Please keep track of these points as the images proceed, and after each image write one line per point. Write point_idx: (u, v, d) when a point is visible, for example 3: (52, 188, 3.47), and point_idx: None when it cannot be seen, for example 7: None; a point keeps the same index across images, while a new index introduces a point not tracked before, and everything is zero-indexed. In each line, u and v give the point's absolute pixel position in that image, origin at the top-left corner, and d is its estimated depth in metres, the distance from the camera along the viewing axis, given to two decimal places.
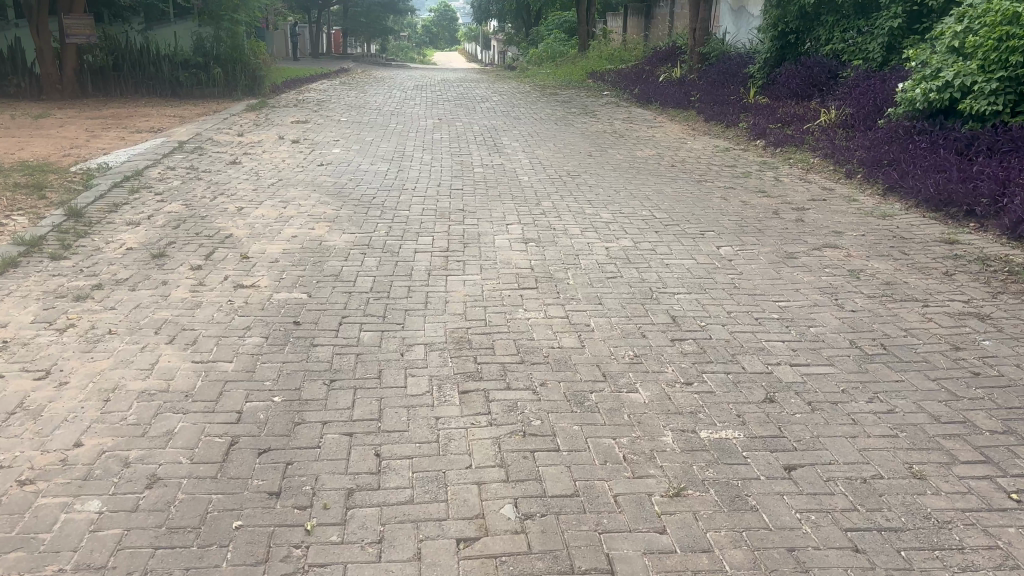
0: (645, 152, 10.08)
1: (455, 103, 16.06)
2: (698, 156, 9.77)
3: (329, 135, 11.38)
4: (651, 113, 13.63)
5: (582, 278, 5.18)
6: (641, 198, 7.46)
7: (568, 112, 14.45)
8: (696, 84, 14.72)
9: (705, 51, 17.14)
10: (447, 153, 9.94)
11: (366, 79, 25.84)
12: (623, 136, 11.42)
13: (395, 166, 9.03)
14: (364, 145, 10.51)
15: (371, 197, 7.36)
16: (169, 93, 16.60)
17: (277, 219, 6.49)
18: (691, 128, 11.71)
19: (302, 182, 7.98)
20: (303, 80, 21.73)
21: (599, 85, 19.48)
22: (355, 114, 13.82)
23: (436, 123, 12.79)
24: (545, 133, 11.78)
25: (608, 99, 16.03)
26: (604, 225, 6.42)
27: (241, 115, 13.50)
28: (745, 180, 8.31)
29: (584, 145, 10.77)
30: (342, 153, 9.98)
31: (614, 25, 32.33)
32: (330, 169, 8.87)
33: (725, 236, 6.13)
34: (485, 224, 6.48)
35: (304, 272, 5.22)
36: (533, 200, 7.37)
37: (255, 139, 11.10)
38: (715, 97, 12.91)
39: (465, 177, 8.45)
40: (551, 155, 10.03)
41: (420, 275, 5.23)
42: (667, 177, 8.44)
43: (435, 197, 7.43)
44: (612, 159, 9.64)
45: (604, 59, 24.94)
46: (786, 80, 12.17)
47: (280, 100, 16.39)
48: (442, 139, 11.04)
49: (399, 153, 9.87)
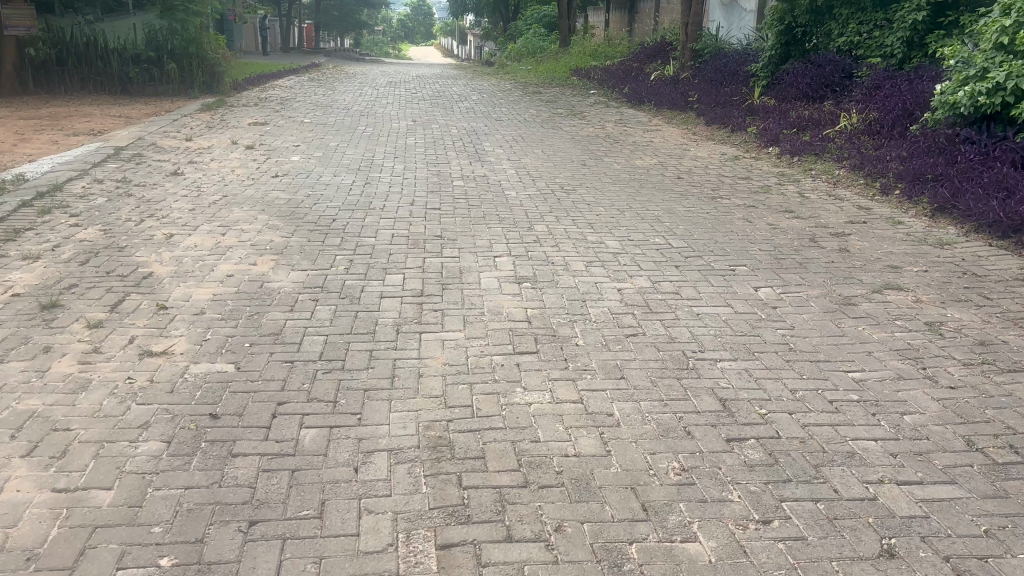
0: (645, 161, 9.01)
1: (431, 102, 14.90)
2: (706, 166, 8.71)
3: (290, 140, 10.19)
4: (645, 114, 12.57)
5: (594, 337, 4.05)
6: (649, 219, 6.36)
7: (554, 113, 13.35)
8: (693, 83, 13.67)
9: (697, 47, 16.10)
10: (422, 161, 8.81)
11: (337, 75, 24.54)
12: (618, 141, 10.33)
13: (362, 178, 7.89)
14: (327, 152, 9.33)
15: (332, 218, 6.21)
16: (119, 90, 15.32)
17: (212, 252, 5.30)
18: (692, 133, 10.65)
19: (251, 200, 6.79)
20: (268, 77, 20.44)
21: (584, 83, 18.39)
22: (321, 115, 12.63)
23: (411, 126, 11.63)
24: (531, 137, 10.67)
25: (596, 99, 14.95)
26: (612, 259, 5.31)
27: (194, 116, 12.26)
28: (764, 196, 7.25)
29: (574, 151, 9.66)
30: (302, 161, 8.80)
31: (596, 20, 31.26)
32: (287, 182, 7.69)
33: (760, 273, 5.05)
34: (467, 256, 5.35)
35: (236, 332, 4.05)
36: (523, 223, 6.25)
37: (205, 144, 9.88)
38: (715, 96, 11.87)
39: (443, 192, 7.32)
40: (539, 164, 8.92)
41: (387, 332, 4.09)
42: (675, 193, 7.36)
43: (408, 218, 6.29)
44: (609, 170, 8.53)
45: (588, 56, 23.88)
46: (794, 80, 11.14)
47: (240, 98, 15.13)
48: (416, 145, 9.90)
49: (367, 162, 8.70)
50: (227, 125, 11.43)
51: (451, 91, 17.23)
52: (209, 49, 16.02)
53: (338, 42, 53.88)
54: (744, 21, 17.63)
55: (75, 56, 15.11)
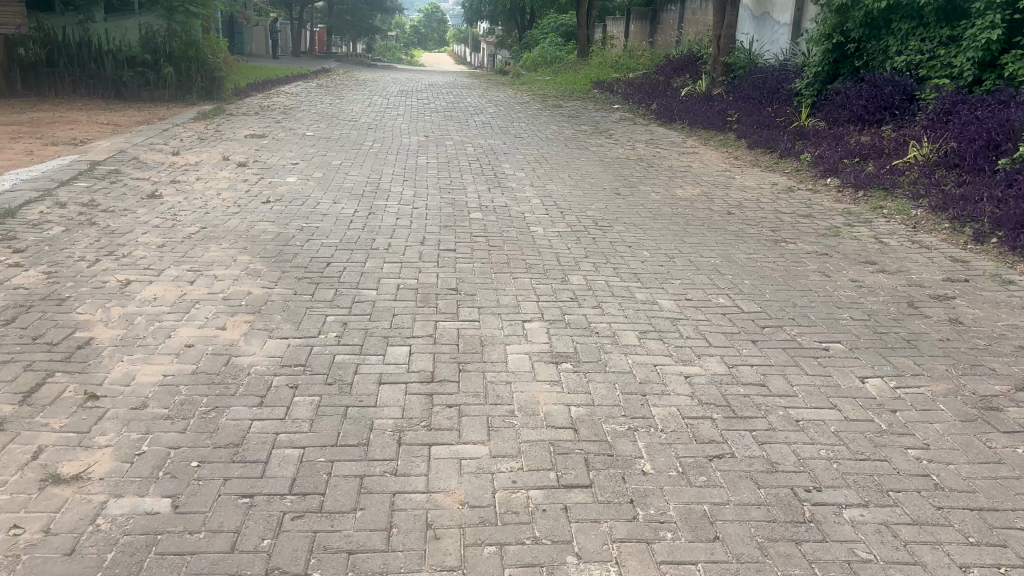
0: (688, 191, 7.96)
1: (444, 114, 13.89)
2: (757, 200, 7.67)
3: (288, 157, 9.20)
4: (678, 134, 11.53)
5: (667, 460, 2.98)
6: (706, 271, 5.31)
7: (579, 130, 12.32)
8: (729, 100, 12.63)
9: (730, 62, 15.07)
10: (435, 186, 7.80)
11: (347, 81, 23.61)
12: (653, 166, 9.29)
13: (367, 207, 6.87)
14: (329, 172, 8.32)
15: (327, 261, 5.18)
16: (112, 94, 14.36)
17: (172, 310, 4.26)
18: (734, 159, 9.62)
19: (233, 235, 5.77)
20: (273, 82, 19.48)
21: (608, 96, 17.37)
22: (325, 128, 11.64)
23: (422, 142, 10.61)
24: (556, 159, 9.62)
25: (621, 115, 13.92)
26: (671, 328, 4.25)
27: (187, 126, 11.26)
28: (835, 240, 6.20)
29: (605, 176, 8.63)
30: (300, 183, 7.80)
31: (614, 29, 30.28)
32: (279, 210, 6.68)
33: (862, 355, 3.98)
34: (490, 320, 4.30)
35: (182, 441, 3.00)
36: (556, 271, 5.21)
37: (193, 159, 8.87)
38: (757, 116, 10.83)
39: (461, 227, 6.28)
40: (568, 191, 7.88)
41: (388, 444, 3.04)
42: (730, 234, 6.31)
43: (417, 261, 5.26)
44: (647, 202, 7.48)
45: (608, 67, 22.91)
46: (847, 102, 10.08)
47: (242, 106, 14.17)
48: (428, 165, 8.88)
49: (374, 186, 7.70)
50: (222, 137, 10.43)
51: (466, 103, 16.23)
52: (210, 53, 15.05)
53: (350, 47, 53.11)
54: (776, 36, 16.66)
55: (67, 56, 14.14)
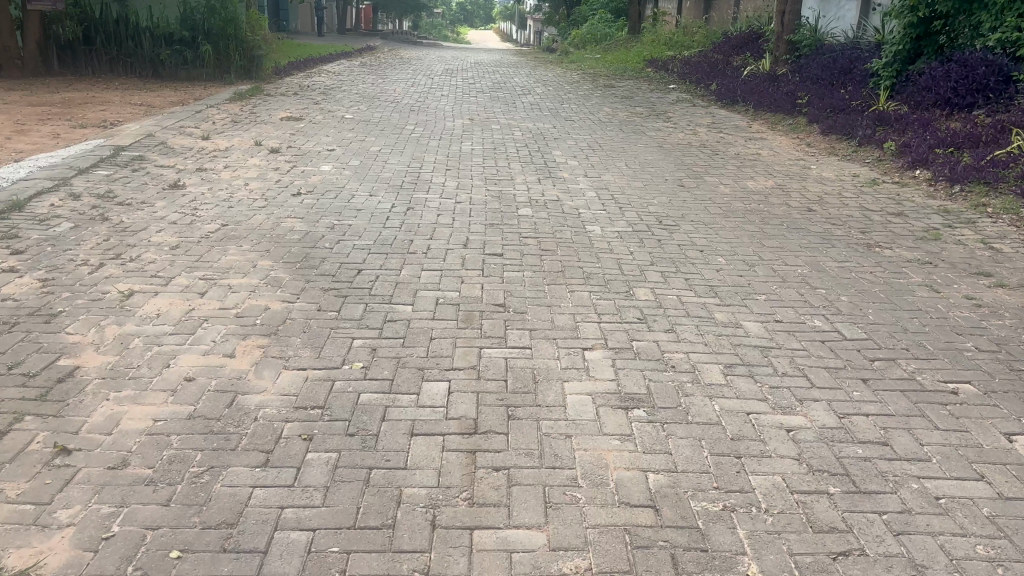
0: (759, 183, 7.19)
1: (490, 95, 13.21)
2: (839, 194, 6.87)
3: (324, 142, 8.61)
4: (742, 117, 10.69)
5: (778, 559, 2.32)
6: (793, 284, 4.58)
7: (633, 112, 11.53)
8: (797, 81, 11.73)
9: (794, 40, 14.11)
10: (480, 176, 7.14)
11: (391, 60, 23.02)
12: (718, 154, 8.51)
13: (405, 200, 6.25)
14: (366, 159, 7.72)
15: (358, 268, 4.56)
16: (150, 73, 13.92)
17: (176, 330, 3.67)
18: (807, 147, 8.80)
19: (256, 235, 5.19)
20: (314, 61, 18.94)
21: (662, 75, 16.50)
22: (365, 110, 11.03)
23: (467, 126, 9.95)
24: (610, 145, 8.89)
25: (678, 96, 13.09)
26: (761, 362, 3.56)
27: (221, 107, 10.74)
28: (938, 244, 5.40)
29: (665, 165, 7.88)
30: (334, 173, 7.20)
31: (667, 6, 29.20)
32: (310, 204, 6.09)
33: (1002, 403, 3.24)
34: (545, 347, 3.64)
35: (163, 520, 2.40)
36: (618, 281, 4.52)
37: (223, 144, 8.32)
38: (830, 97, 9.94)
39: (509, 225, 5.62)
40: (626, 182, 7.16)
41: (421, 526, 2.41)
42: (815, 238, 5.54)
43: (459, 269, 4.62)
44: (716, 196, 6.73)
45: (662, 44, 21.95)
46: (933, 82, 9.15)
47: (281, 86, 13.64)
48: (473, 152, 8.22)
49: (414, 176, 7.07)
50: (256, 120, 9.88)
51: (512, 82, 15.50)
52: (249, 30, 14.52)
53: (395, 24, 52.52)
54: (843, 12, 15.61)
55: (104, 34, 13.71)
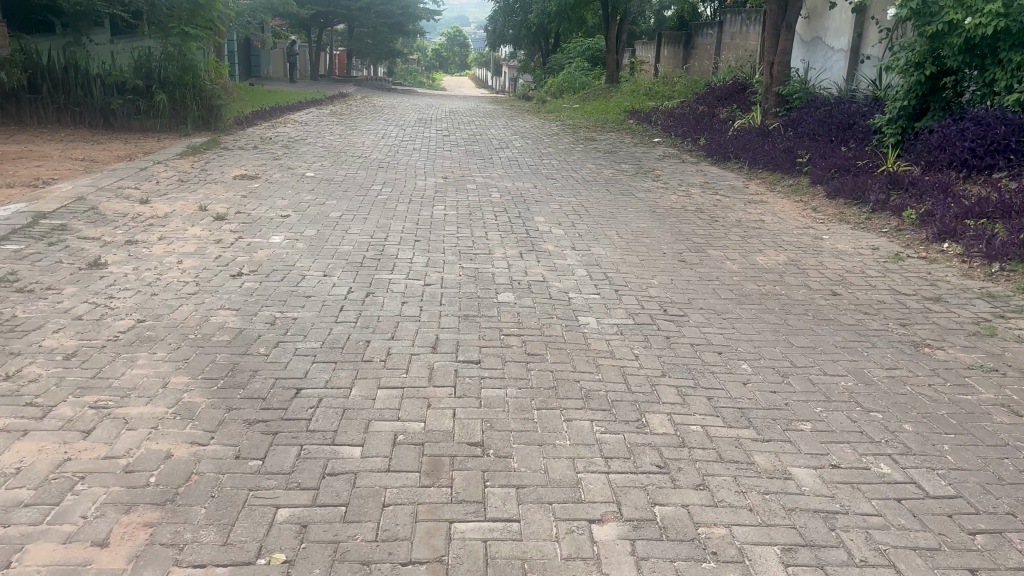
0: (769, 258, 6.37)
1: (465, 149, 12.41)
2: (862, 272, 6.06)
3: (279, 206, 7.68)
4: (736, 176, 9.94)
5: None
6: (842, 407, 3.68)
7: (620, 169, 10.76)
8: (792, 137, 11.06)
9: (784, 92, 13.60)
10: (453, 249, 6.24)
11: (363, 108, 22.29)
12: (718, 220, 7.70)
13: (366, 283, 5.32)
14: (323, 228, 6.81)
15: (298, 388, 3.61)
16: (100, 123, 13.00)
17: (34, 499, 2.69)
18: (813, 213, 8.03)
19: (177, 335, 4.23)
20: (281, 109, 18.10)
21: (645, 127, 15.85)
22: (329, 166, 10.15)
23: (440, 186, 9.09)
24: (598, 209, 8.06)
25: (664, 152, 12.35)
26: (829, 543, 2.64)
27: (171, 163, 9.82)
28: (996, 342, 4.56)
29: (660, 234, 7.04)
30: (285, 246, 6.26)
31: (644, 55, 28.90)
32: (251, 289, 5.15)
33: None
34: (539, 517, 2.70)
35: None
36: (624, 401, 3.60)
37: (163, 209, 7.38)
38: (833, 157, 9.23)
39: (487, 316, 4.70)
40: (619, 256, 6.28)
41: None
42: (850, 334, 4.68)
43: (424, 385, 3.68)
44: (724, 275, 5.87)
45: (642, 94, 21.46)
46: (946, 142, 8.43)
47: (241, 138, 12.75)
48: (445, 217, 7.35)
49: (377, 250, 6.16)
50: (207, 178, 8.96)
51: (489, 134, 14.73)
52: (209, 78, 13.64)
53: (370, 70, 52.05)
54: (832, 63, 15.11)
55: (51, 81, 12.78)
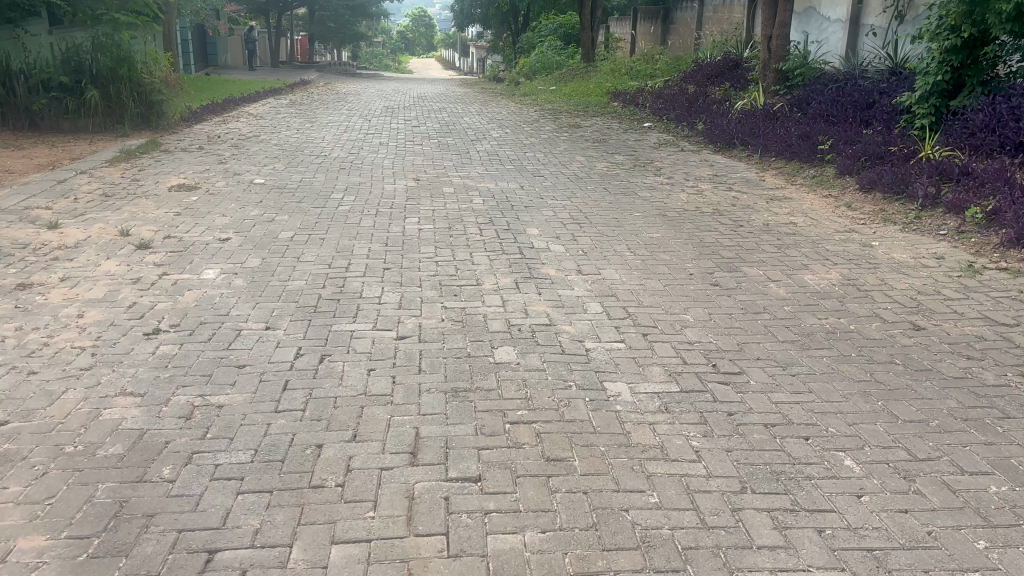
0: (819, 277, 5.22)
1: (438, 143, 11.17)
2: (938, 293, 4.92)
3: (218, 225, 6.39)
4: (749, 168, 8.79)
5: None
6: (1015, 540, 2.51)
7: (614, 161, 9.57)
8: (804, 120, 9.90)
9: (783, 68, 12.48)
10: (431, 281, 5.04)
11: (326, 97, 20.87)
12: (743, 224, 6.55)
13: (321, 339, 4.09)
14: (270, 256, 5.55)
15: (209, 553, 2.39)
16: (26, 125, 11.57)
17: None
18: (849, 212, 6.90)
19: (46, 448, 2.98)
20: (235, 102, 16.68)
21: (632, 110, 14.66)
22: (283, 169, 8.88)
23: (411, 191, 7.87)
24: (599, 215, 6.90)
25: (659, 140, 11.18)
26: None
27: (98, 173, 8.47)
28: None
29: (680, 247, 5.85)
30: (220, 284, 5.00)
31: (620, 31, 27.63)
32: (168, 355, 3.90)
33: None
34: None
35: None
36: (702, 552, 2.42)
37: (74, 235, 6.07)
38: (860, 143, 8.09)
39: (482, 389, 3.49)
40: (637, 282, 5.08)
41: None
42: (968, 397, 3.52)
43: (399, 535, 2.46)
44: (773, 306, 4.69)
45: (622, 73, 20.24)
46: (995, 122, 7.31)
47: (185, 137, 11.39)
48: (420, 234, 6.15)
49: (337, 286, 4.94)
50: (137, 191, 7.64)
51: (462, 123, 13.47)
52: (147, 71, 12.23)
53: (335, 55, 50.29)
54: (829, 36, 14.03)
55: None
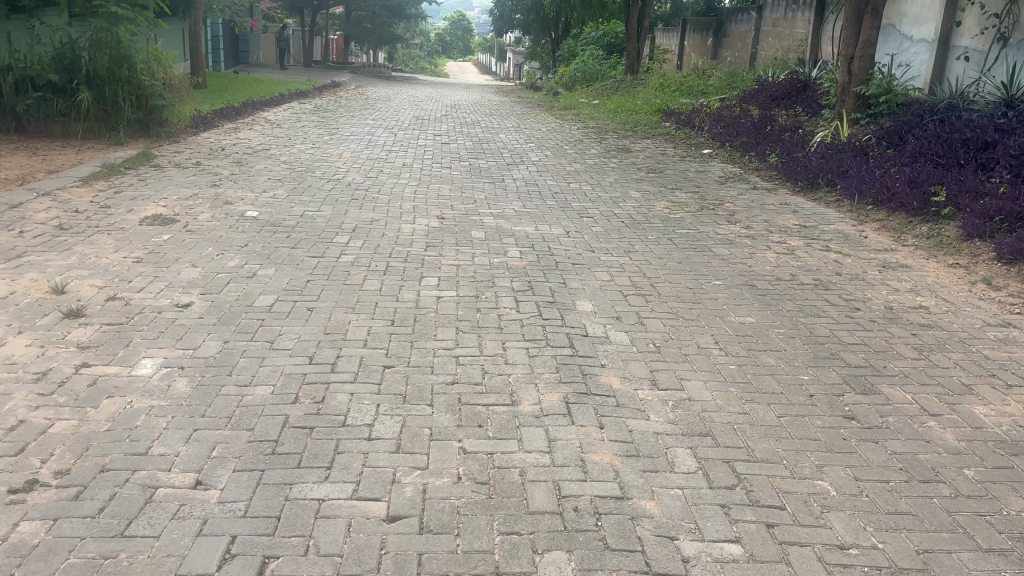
0: (998, 409, 3.68)
1: (469, 166, 9.75)
2: None
3: (181, 282, 4.99)
4: (843, 219, 7.27)
5: None
6: None
7: (677, 200, 8.06)
8: (905, 158, 8.33)
9: (865, 93, 10.86)
10: (448, 394, 3.60)
11: (353, 102, 19.60)
12: (860, 307, 5.04)
13: (271, 518, 2.66)
14: (234, 339, 4.13)
15: None
16: (11, 127, 10.38)
17: None
18: (995, 292, 5.34)
19: None
20: (254, 106, 15.41)
21: (688, 133, 13.15)
22: (283, 196, 7.52)
23: (431, 234, 6.45)
24: (669, 282, 5.40)
25: (725, 172, 9.68)
26: None
27: (66, 194, 7.14)
28: None
29: (786, 347, 4.34)
30: (154, 388, 3.58)
31: (668, 43, 26.07)
32: (26, 543, 2.48)
33: None
34: None
35: None
36: None
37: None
38: (992, 196, 6.52)
39: None
40: (739, 413, 3.58)
41: None
42: None
43: None
44: (949, 469, 3.18)
45: (672, 88, 18.71)
46: None
47: (184, 149, 10.07)
48: (437, 307, 4.71)
49: (314, 399, 3.50)
50: (100, 223, 6.28)
51: (498, 141, 12.03)
52: (149, 72, 10.92)
53: (370, 55, 49.26)
54: (913, 57, 12.40)
55: None
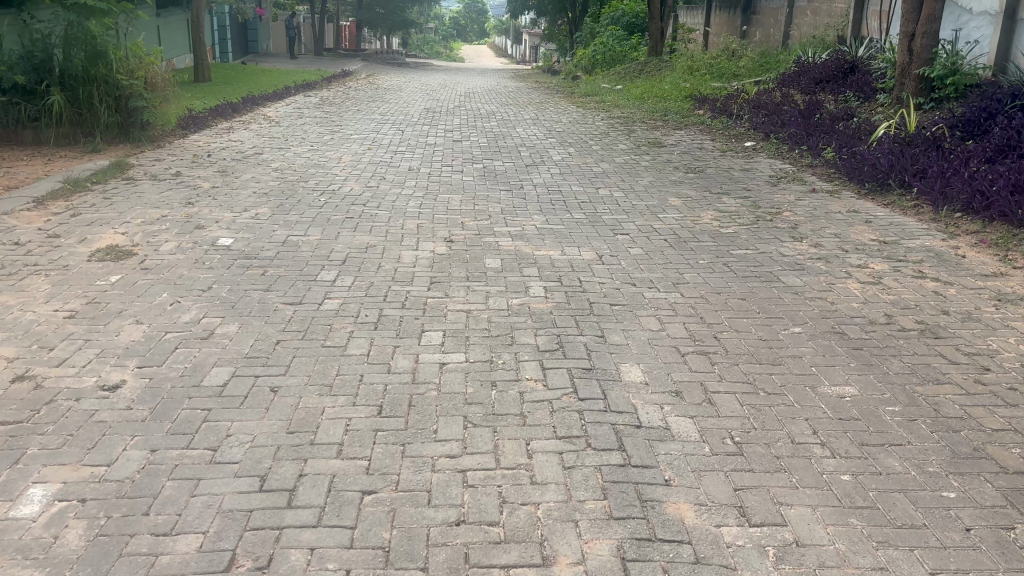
0: None
1: (483, 169, 8.63)
2: None
3: (116, 349, 3.92)
4: (928, 232, 6.09)
5: None
6: None
7: (727, 208, 6.89)
8: (992, 150, 7.10)
9: (928, 75, 9.60)
10: (451, 547, 2.50)
11: (361, 93, 18.53)
12: (989, 365, 3.88)
13: None
14: (164, 448, 3.05)
15: None
16: None
17: None
18: None
19: None
20: (253, 101, 14.35)
21: (725, 122, 11.94)
22: (266, 215, 6.46)
23: (436, 263, 5.35)
24: (736, 330, 4.26)
25: (774, 170, 8.51)
26: None
27: (13, 220, 6.11)
28: None
29: (910, 440, 3.20)
30: (34, 544, 2.51)
31: (692, 22, 24.75)
32: None
33: None
34: None
35: None
36: None
37: None
38: None
39: None
40: (874, 571, 2.45)
41: None
42: None
43: None
44: None
45: (701, 71, 17.47)
46: None
47: (165, 156, 9.02)
48: (440, 381, 3.61)
49: (257, 565, 2.41)
50: (41, 260, 5.23)
51: (515, 137, 10.90)
52: (130, 70, 9.85)
53: (383, 41, 48.14)
54: (976, 32, 11.07)
55: None
